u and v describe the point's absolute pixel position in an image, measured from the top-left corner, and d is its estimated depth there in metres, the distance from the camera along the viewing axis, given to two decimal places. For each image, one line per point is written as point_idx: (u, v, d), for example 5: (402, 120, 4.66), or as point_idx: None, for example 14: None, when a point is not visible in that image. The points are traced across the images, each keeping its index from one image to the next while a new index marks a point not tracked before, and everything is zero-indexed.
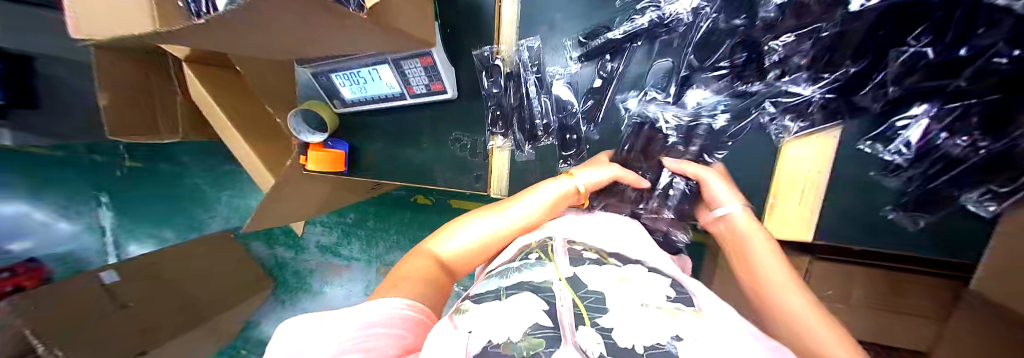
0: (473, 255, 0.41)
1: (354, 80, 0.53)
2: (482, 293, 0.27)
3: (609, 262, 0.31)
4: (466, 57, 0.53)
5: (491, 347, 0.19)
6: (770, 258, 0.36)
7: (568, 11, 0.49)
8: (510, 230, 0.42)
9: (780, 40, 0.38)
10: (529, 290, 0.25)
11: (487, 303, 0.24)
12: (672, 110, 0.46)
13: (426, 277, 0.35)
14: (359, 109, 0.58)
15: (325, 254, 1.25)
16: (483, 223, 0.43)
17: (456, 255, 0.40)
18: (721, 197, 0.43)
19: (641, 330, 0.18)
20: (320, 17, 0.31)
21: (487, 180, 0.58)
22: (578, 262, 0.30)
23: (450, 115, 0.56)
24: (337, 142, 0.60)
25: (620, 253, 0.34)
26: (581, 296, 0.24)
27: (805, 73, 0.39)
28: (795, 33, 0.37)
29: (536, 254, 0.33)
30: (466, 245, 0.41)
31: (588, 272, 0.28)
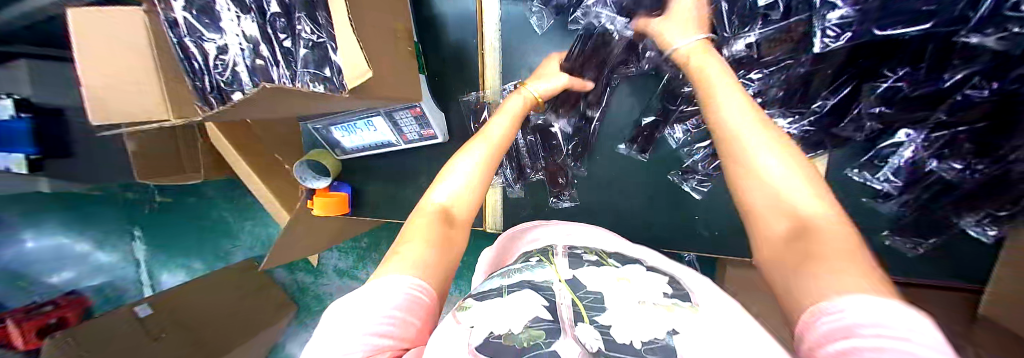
0: (473, 196, 0.34)
1: (351, 131, 0.56)
2: (479, 293, 0.27)
3: (609, 263, 0.31)
4: (455, 102, 0.56)
5: (492, 338, 0.21)
6: (741, 105, 0.28)
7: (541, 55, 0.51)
8: (495, 150, 0.37)
9: (753, 76, 0.40)
10: (528, 288, 0.26)
11: (490, 300, 0.25)
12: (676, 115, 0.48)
13: (430, 237, 0.30)
14: (359, 155, 0.61)
15: (342, 277, 1.30)
16: (468, 157, 0.36)
17: (456, 201, 0.33)
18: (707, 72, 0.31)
19: (641, 327, 0.20)
20: (305, 95, 0.34)
21: (483, 215, 0.65)
22: (578, 264, 0.31)
23: (445, 156, 0.58)
24: (341, 185, 0.63)
25: (621, 255, 0.35)
26: (581, 296, 0.25)
27: (779, 108, 0.41)
28: (765, 71, 0.39)
29: (537, 257, 0.34)
30: (461, 189, 0.34)
31: (588, 273, 0.29)
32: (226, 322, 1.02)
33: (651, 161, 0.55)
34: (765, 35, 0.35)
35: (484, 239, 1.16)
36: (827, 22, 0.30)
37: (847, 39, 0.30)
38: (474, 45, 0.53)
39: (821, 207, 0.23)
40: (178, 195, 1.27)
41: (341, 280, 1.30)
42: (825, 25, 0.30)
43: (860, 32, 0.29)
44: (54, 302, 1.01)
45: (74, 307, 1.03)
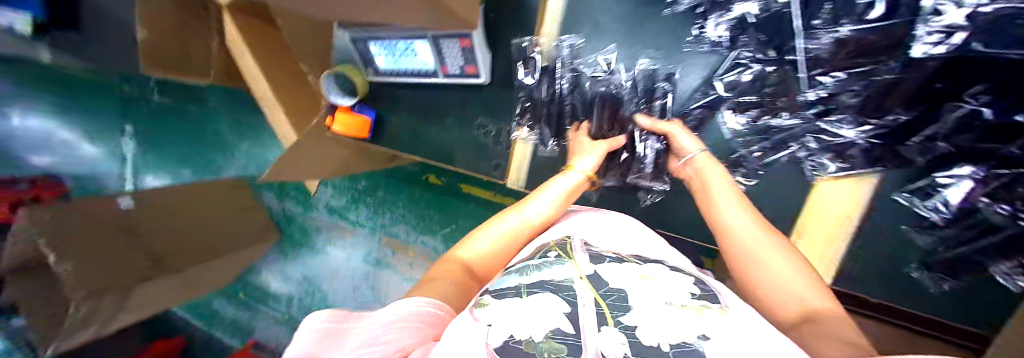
0: (497, 260, 0.40)
1: (391, 52, 0.53)
2: (498, 288, 0.28)
3: (630, 261, 0.32)
4: (505, 45, 0.53)
5: (511, 342, 0.20)
6: (727, 193, 0.39)
7: (613, 13, 0.47)
8: (527, 229, 0.43)
9: (834, 75, 0.37)
10: (549, 289, 0.26)
11: (508, 299, 0.25)
12: (733, 104, 0.43)
13: (447, 278, 0.36)
14: (390, 80, 0.58)
15: (331, 215, 1.27)
16: (504, 225, 0.43)
17: (480, 258, 0.40)
18: (684, 145, 0.43)
19: (670, 331, 0.19)
20: None
21: (506, 170, 0.57)
22: (599, 259, 0.32)
23: (480, 99, 0.55)
24: (364, 109, 0.60)
25: (639, 254, 0.36)
26: (604, 295, 0.25)
27: (850, 115, 0.38)
28: (848, 72, 0.35)
29: (555, 252, 0.34)
30: (492, 246, 0.41)
31: (609, 270, 0.30)
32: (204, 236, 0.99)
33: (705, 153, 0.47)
34: (861, 32, 0.33)
35: (483, 207, 1.12)
36: (931, 27, 0.29)
37: (947, 47, 0.28)
38: None
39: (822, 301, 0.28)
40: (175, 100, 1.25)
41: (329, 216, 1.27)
42: (930, 30, 0.29)
43: (961, 44, 0.28)
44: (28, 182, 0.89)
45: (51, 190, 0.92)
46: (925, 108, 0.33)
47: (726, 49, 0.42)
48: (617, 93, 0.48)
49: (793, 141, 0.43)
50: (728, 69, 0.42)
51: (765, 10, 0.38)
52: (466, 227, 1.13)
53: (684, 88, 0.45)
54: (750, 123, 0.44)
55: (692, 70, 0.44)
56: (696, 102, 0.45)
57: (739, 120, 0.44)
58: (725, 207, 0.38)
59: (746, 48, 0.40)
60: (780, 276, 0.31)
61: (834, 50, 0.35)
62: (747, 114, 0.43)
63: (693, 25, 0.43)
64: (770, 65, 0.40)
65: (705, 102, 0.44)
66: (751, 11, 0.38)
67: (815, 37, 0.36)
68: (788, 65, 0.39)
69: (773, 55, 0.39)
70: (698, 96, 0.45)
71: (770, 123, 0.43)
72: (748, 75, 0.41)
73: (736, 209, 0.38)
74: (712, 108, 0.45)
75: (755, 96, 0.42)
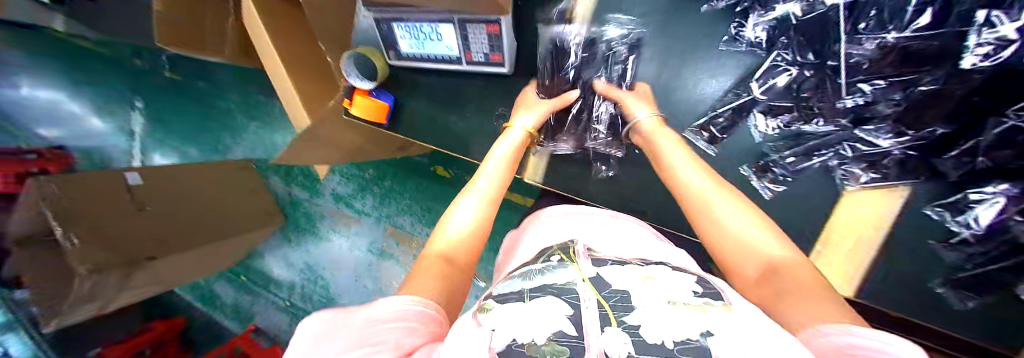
0: (472, 241, 0.40)
1: (416, 35, 0.51)
2: (504, 292, 0.27)
3: (632, 263, 0.29)
4: (532, 34, 0.52)
5: (514, 347, 0.19)
6: (682, 157, 0.39)
7: (649, 7, 0.45)
8: (491, 197, 0.45)
9: (871, 84, 0.36)
10: (551, 293, 0.24)
11: (511, 303, 0.24)
12: (766, 107, 0.42)
13: (438, 272, 0.34)
14: (411, 65, 0.57)
15: (337, 202, 1.28)
16: (466, 207, 0.43)
17: (457, 247, 0.39)
18: (633, 112, 0.45)
19: (674, 327, 0.18)
20: None
21: (523, 164, 0.56)
22: (602, 262, 0.29)
23: (502, 90, 0.54)
24: (381, 94, 0.59)
25: (643, 257, 0.32)
26: (607, 297, 0.23)
27: (887, 124, 0.37)
28: (888, 80, 0.35)
29: (557, 255, 0.32)
30: (459, 234, 0.40)
31: (612, 273, 0.27)
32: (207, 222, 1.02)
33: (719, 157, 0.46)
34: (911, 40, 0.32)
35: None
36: (981, 37, 0.28)
37: (993, 61, 0.28)
38: None
39: (782, 252, 0.30)
40: (187, 77, 1.29)
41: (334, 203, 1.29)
42: (981, 41, 0.28)
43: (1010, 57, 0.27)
44: (37, 154, 0.96)
45: (59, 161, 1.01)
46: (962, 126, 0.33)
47: (762, 51, 0.41)
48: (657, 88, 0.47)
49: (826, 149, 0.42)
50: (762, 72, 0.41)
51: (807, 12, 0.36)
52: None
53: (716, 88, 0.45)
54: (784, 129, 0.43)
55: (723, 72, 0.44)
56: (724, 104, 0.44)
57: (770, 123, 0.43)
58: (722, 204, 0.34)
59: (784, 50, 0.39)
60: (737, 230, 0.32)
61: (871, 59, 0.35)
62: (784, 114, 0.42)
63: (733, 23, 0.42)
64: (807, 70, 0.39)
65: (734, 104, 0.43)
66: (794, 10, 0.37)
67: (859, 42, 0.35)
68: (829, 69, 0.38)
69: (813, 60, 0.38)
70: (726, 99, 0.44)
71: (803, 128, 0.42)
72: (783, 79, 0.40)
73: (735, 207, 0.34)
74: (742, 110, 0.43)
75: (794, 100, 0.41)
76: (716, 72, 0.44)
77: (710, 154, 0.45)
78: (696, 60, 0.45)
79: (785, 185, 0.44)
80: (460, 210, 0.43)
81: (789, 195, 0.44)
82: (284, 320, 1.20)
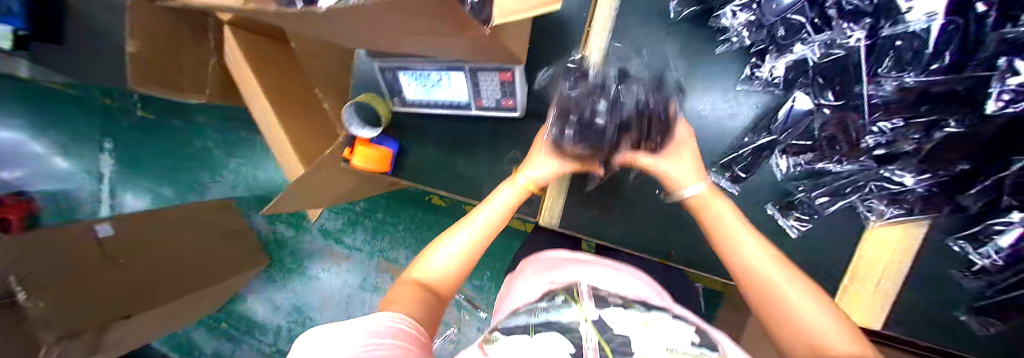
0: (454, 277, 0.42)
1: (422, 82, 0.50)
2: (511, 324, 0.28)
3: (635, 306, 0.29)
4: (542, 77, 0.50)
5: None
6: (742, 230, 0.38)
7: (664, 50, 0.46)
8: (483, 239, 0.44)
9: (886, 123, 0.37)
10: (557, 329, 0.25)
11: (517, 336, 0.25)
12: (788, 146, 0.43)
13: (412, 297, 0.35)
14: (415, 110, 0.55)
15: (326, 237, 1.21)
16: (453, 242, 0.43)
17: (440, 277, 0.41)
18: (680, 180, 0.41)
19: None
20: (435, 25, 0.27)
21: (539, 207, 0.56)
22: (604, 302, 0.29)
23: (513, 132, 0.53)
24: (384, 140, 0.56)
25: (643, 298, 0.33)
26: (608, 339, 0.24)
27: (912, 162, 0.37)
28: (906, 120, 0.36)
29: (562, 295, 0.31)
30: (445, 265, 0.42)
31: (614, 314, 0.27)
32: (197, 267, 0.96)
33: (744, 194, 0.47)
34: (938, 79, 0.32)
35: None
36: (1005, 85, 0.29)
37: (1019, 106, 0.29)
38: (581, 21, 0.47)
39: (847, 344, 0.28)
40: (162, 115, 1.18)
41: (323, 239, 1.21)
42: (1004, 88, 0.29)
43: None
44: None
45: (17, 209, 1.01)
46: (984, 157, 0.33)
47: (780, 91, 0.43)
48: (682, 125, 0.47)
49: (852, 187, 0.42)
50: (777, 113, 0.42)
51: (823, 58, 0.37)
52: None
53: (739, 123, 0.46)
54: (805, 168, 0.43)
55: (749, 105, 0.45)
56: (751, 139, 0.45)
57: (784, 164, 0.44)
58: (816, 322, 0.30)
59: (804, 90, 0.40)
60: (806, 317, 0.31)
61: (889, 100, 0.35)
62: (805, 154, 0.43)
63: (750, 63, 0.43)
64: (828, 110, 0.39)
65: (758, 144, 0.44)
66: (808, 55, 0.38)
67: (878, 84, 0.35)
68: (851, 109, 0.38)
69: (836, 101, 0.38)
70: (753, 139, 0.44)
71: (827, 166, 0.42)
72: (803, 120, 0.41)
73: (831, 328, 0.29)
74: (764, 149, 0.44)
75: (812, 139, 0.41)
76: (735, 108, 0.45)
77: (732, 193, 0.47)
78: (716, 97, 0.46)
79: (812, 223, 0.45)
80: (447, 242, 0.43)
81: (812, 232, 0.45)
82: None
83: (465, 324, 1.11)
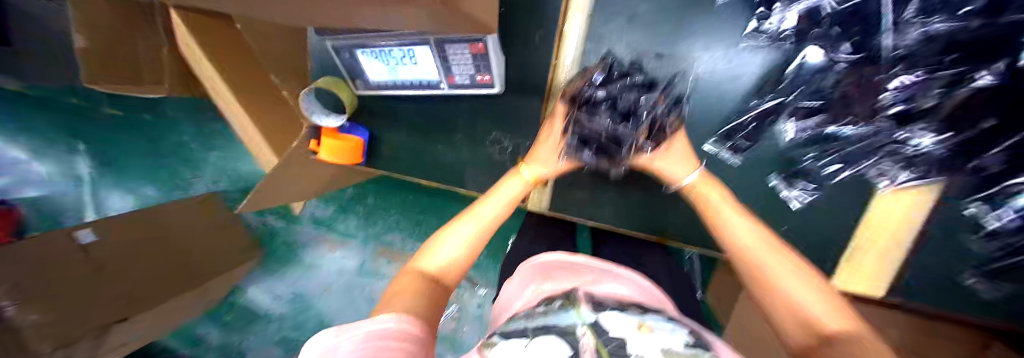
0: (463, 262, 0.37)
1: (383, 60, 0.43)
2: (509, 329, 0.26)
3: (632, 309, 0.27)
4: (520, 45, 0.44)
5: None
6: (736, 217, 0.35)
7: (655, 6, 0.40)
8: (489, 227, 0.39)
9: (900, 80, 0.33)
10: (556, 331, 0.23)
11: (515, 339, 0.23)
12: (794, 109, 0.39)
13: (411, 286, 0.31)
14: (383, 92, 0.49)
15: (316, 225, 1.18)
16: (462, 228, 0.38)
17: (444, 266, 0.35)
18: (676, 174, 0.40)
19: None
20: None
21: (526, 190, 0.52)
22: (601, 306, 0.27)
23: (493, 111, 0.48)
24: (354, 127, 0.52)
25: (642, 303, 0.30)
26: (605, 341, 0.21)
27: (932, 123, 0.34)
28: (923, 74, 0.32)
29: (559, 300, 0.29)
30: (458, 250, 0.37)
31: (612, 317, 0.25)
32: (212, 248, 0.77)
33: (744, 165, 0.44)
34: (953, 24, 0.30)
35: None
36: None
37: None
38: None
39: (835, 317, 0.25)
40: None
41: (313, 227, 1.18)
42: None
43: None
44: None
45: None
46: (1009, 113, 0.31)
47: (792, 43, 0.36)
48: None
49: (864, 154, 0.38)
50: (784, 70, 0.38)
51: (841, 7, 0.33)
52: None
53: (745, 83, 0.40)
54: (811, 132, 0.39)
55: (764, 61, 0.38)
56: (761, 101, 0.40)
57: (788, 129, 0.40)
58: (794, 291, 0.27)
59: (816, 42, 0.35)
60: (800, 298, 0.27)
61: (910, 51, 0.32)
62: (813, 119, 0.39)
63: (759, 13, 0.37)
64: (843, 65, 0.35)
65: (763, 107, 0.40)
66: (829, 1, 0.33)
67: (902, 33, 0.32)
68: (869, 64, 0.34)
69: (853, 56, 0.34)
70: (756, 101, 0.40)
71: (838, 130, 0.38)
72: (818, 78, 0.36)
73: (814, 297, 0.26)
74: (769, 113, 0.40)
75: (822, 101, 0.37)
76: (742, 65, 0.39)
77: (733, 163, 0.44)
78: (723, 58, 0.40)
79: (817, 192, 0.42)
80: (454, 228, 0.38)
81: (821, 201, 0.42)
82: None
83: (465, 301, 1.05)
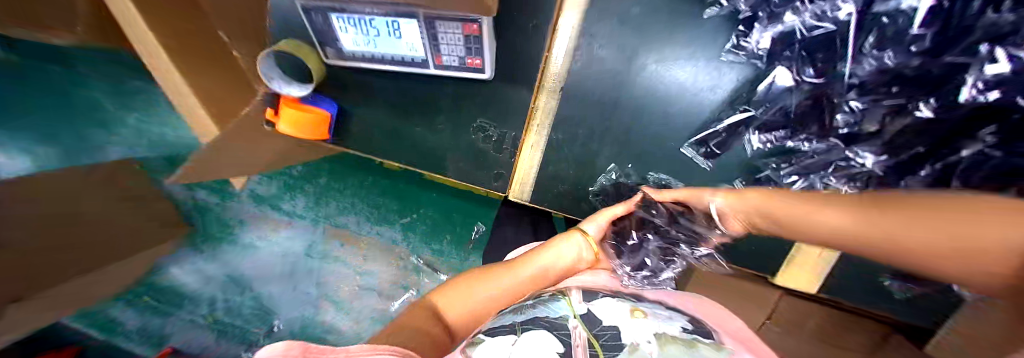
0: (478, 317, 0.37)
1: (363, 30, 0.40)
2: (493, 327, 0.28)
3: (626, 298, 0.31)
4: (513, 31, 0.43)
5: None
6: None
7: (648, 8, 0.40)
8: (526, 285, 0.39)
9: (850, 104, 0.36)
10: (544, 326, 0.25)
11: (503, 337, 0.25)
12: (760, 123, 0.42)
13: (421, 319, 0.32)
14: (360, 65, 0.45)
15: (258, 204, 0.83)
16: (502, 280, 0.40)
17: (464, 313, 0.36)
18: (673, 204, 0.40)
19: None
20: None
21: (509, 181, 0.50)
22: (595, 296, 0.31)
23: (480, 97, 0.46)
24: (320, 99, 0.47)
25: (628, 293, 0.34)
26: (597, 334, 0.24)
27: (876, 146, 0.36)
28: (863, 101, 0.35)
29: (548, 292, 0.33)
30: (484, 299, 0.38)
31: (604, 306, 0.28)
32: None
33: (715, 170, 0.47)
34: (912, 59, 0.30)
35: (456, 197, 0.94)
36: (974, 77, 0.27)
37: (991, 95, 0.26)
38: None
39: None
40: None
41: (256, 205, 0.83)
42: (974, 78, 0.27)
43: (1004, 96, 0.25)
44: None
45: None
46: (934, 144, 0.33)
47: (764, 63, 0.40)
48: (664, 92, 0.44)
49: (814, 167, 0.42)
50: (750, 85, 0.42)
51: (810, 34, 0.35)
52: (431, 217, 0.93)
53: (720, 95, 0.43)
54: (772, 146, 0.43)
55: (738, 76, 0.42)
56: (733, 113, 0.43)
57: (754, 143, 0.44)
58: None
59: (785, 62, 0.38)
60: None
61: (862, 80, 0.34)
62: (774, 133, 0.42)
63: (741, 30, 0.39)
64: (807, 87, 0.38)
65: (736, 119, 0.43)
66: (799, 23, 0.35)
67: (859, 62, 0.33)
68: (830, 88, 0.36)
69: (818, 81, 0.37)
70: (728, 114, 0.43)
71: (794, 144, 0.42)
72: (785, 94, 0.39)
73: None
74: (740, 125, 0.43)
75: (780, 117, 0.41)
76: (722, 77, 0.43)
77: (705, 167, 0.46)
78: (707, 68, 0.42)
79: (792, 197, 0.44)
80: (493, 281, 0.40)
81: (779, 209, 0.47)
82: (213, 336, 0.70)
83: None
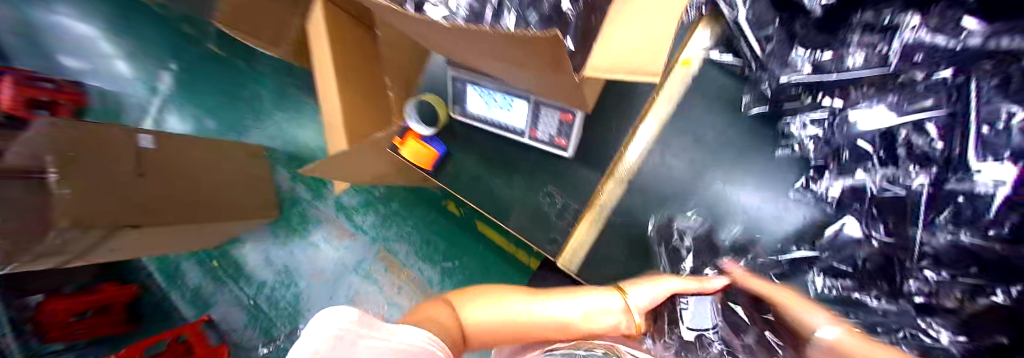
0: (490, 328, 0.45)
1: (487, 99, 0.53)
2: None
3: None
4: (598, 125, 0.52)
5: None
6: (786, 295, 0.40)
7: (722, 136, 0.46)
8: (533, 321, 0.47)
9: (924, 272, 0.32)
10: None
11: None
12: (824, 265, 0.40)
13: (445, 319, 0.40)
14: (474, 121, 0.57)
15: (338, 212, 1.20)
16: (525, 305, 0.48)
17: (479, 326, 0.44)
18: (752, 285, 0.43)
19: None
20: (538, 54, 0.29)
21: (562, 247, 0.55)
22: None
23: (556, 169, 0.54)
24: (433, 140, 0.59)
25: None
26: None
27: (953, 323, 0.31)
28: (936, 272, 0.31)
29: None
30: (495, 316, 0.46)
31: None
32: (196, 181, 0.93)
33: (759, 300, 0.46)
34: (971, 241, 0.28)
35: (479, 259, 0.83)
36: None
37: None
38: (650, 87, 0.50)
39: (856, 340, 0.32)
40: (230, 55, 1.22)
41: (336, 212, 1.20)
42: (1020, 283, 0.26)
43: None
44: (55, 84, 1.14)
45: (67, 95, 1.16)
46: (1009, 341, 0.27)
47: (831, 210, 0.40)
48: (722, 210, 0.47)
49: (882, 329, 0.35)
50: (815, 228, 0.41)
51: (879, 195, 0.36)
52: (469, 267, 1.06)
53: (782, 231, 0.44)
54: (835, 294, 0.39)
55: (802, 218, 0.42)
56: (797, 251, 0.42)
57: (815, 284, 0.41)
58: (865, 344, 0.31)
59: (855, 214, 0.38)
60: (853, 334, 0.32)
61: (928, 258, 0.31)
62: (839, 280, 0.39)
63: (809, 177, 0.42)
64: (876, 244, 0.35)
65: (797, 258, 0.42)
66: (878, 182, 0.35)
67: (931, 233, 0.31)
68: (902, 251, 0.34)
69: (891, 245, 0.34)
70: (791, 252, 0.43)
71: (859, 296, 0.37)
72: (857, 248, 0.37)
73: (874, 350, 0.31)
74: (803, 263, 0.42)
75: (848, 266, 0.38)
76: (783, 213, 0.43)
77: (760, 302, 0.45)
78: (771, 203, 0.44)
79: None
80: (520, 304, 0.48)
81: None
82: (244, 320, 1.18)
83: None
